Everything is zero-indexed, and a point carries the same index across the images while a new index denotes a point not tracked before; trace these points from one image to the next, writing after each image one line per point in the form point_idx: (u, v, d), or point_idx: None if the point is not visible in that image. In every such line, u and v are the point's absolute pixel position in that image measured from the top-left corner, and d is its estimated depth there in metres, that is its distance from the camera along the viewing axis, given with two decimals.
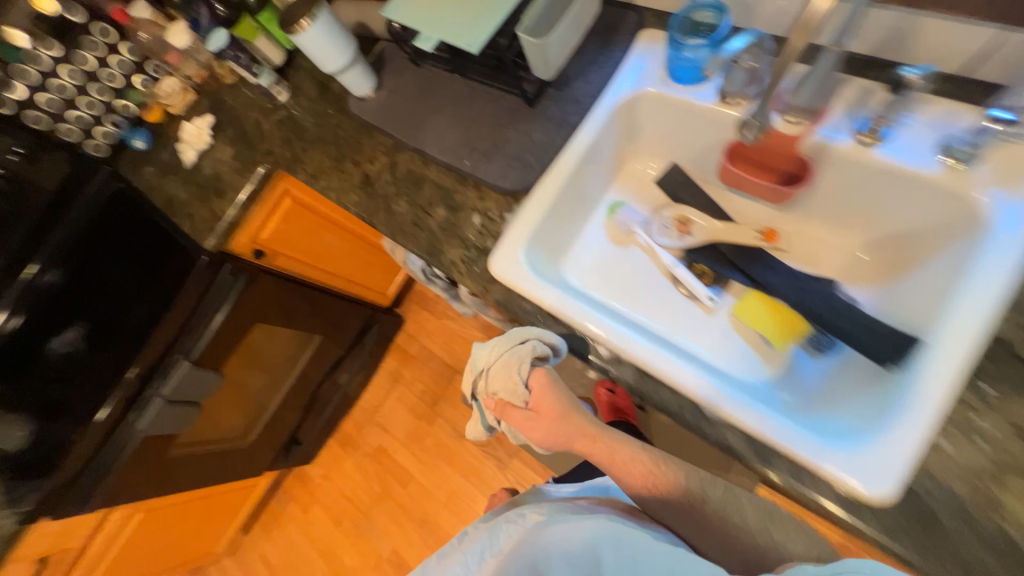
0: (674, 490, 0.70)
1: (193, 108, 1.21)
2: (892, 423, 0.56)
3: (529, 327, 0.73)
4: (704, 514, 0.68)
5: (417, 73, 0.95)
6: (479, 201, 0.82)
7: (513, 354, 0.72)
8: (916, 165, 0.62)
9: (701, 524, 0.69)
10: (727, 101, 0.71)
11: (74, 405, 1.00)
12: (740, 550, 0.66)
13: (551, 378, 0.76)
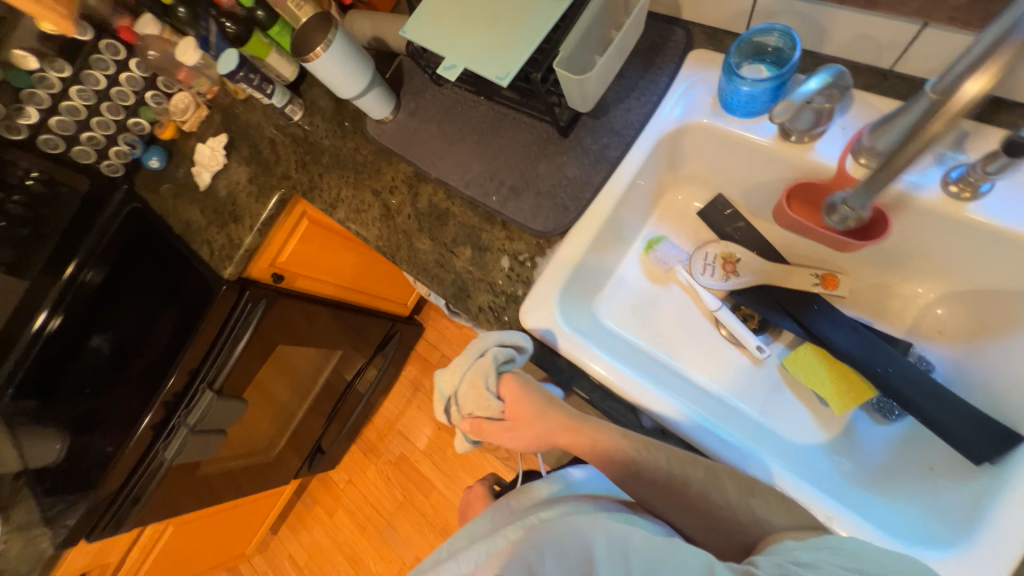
0: (658, 469, 0.57)
1: (207, 125, 1.16)
2: (980, 536, 0.52)
3: (490, 331, 0.66)
4: (688, 492, 0.56)
5: (439, 94, 0.88)
6: (508, 242, 0.76)
7: (481, 366, 0.65)
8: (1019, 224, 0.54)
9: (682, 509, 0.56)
10: (788, 139, 0.63)
11: (107, 418, 1.07)
12: (721, 525, 0.55)
13: (522, 377, 0.67)
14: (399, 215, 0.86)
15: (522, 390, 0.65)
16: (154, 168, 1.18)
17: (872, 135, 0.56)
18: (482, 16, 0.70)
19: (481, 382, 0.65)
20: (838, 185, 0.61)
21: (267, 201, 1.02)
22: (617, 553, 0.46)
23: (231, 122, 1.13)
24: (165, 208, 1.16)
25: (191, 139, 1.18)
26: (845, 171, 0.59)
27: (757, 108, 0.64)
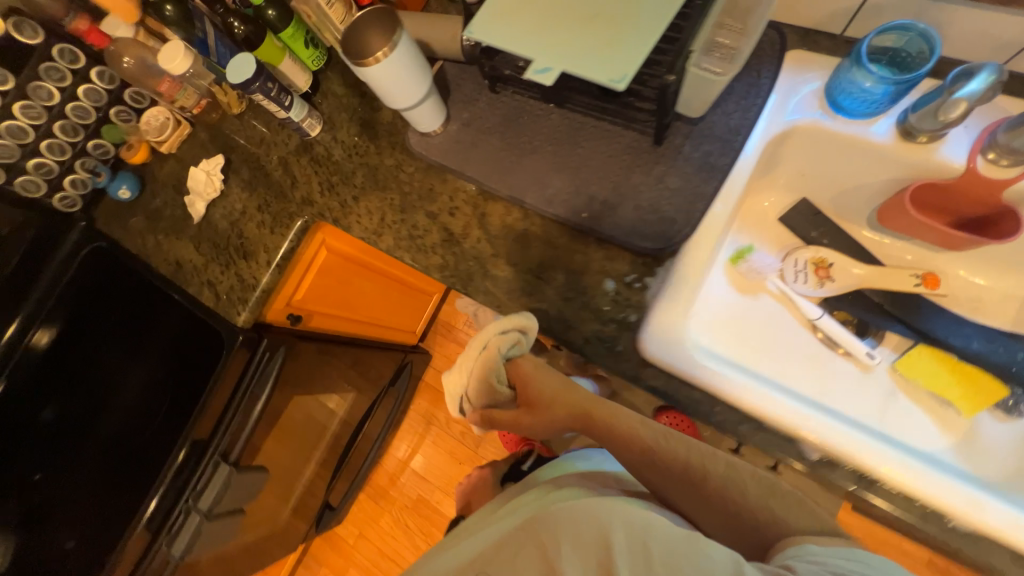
0: (674, 454, 0.59)
1: (191, 145, 0.98)
2: None
3: (493, 321, 0.69)
4: (703, 481, 0.58)
5: (497, 102, 0.79)
6: (608, 263, 0.68)
7: (489, 359, 0.68)
8: None
9: (700, 500, 0.58)
10: (908, 138, 0.61)
11: (111, 496, 0.94)
12: (737, 520, 0.57)
13: (530, 366, 0.71)
14: (465, 240, 0.75)
15: (532, 371, 0.70)
16: (125, 199, 0.97)
17: (1009, 132, 0.55)
18: (573, 13, 0.62)
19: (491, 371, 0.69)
20: (965, 184, 0.60)
21: (285, 230, 0.86)
22: (636, 543, 0.50)
23: (225, 141, 0.95)
24: (144, 247, 0.96)
25: (170, 162, 0.99)
26: (976, 170, 0.58)
27: (872, 110, 0.62)
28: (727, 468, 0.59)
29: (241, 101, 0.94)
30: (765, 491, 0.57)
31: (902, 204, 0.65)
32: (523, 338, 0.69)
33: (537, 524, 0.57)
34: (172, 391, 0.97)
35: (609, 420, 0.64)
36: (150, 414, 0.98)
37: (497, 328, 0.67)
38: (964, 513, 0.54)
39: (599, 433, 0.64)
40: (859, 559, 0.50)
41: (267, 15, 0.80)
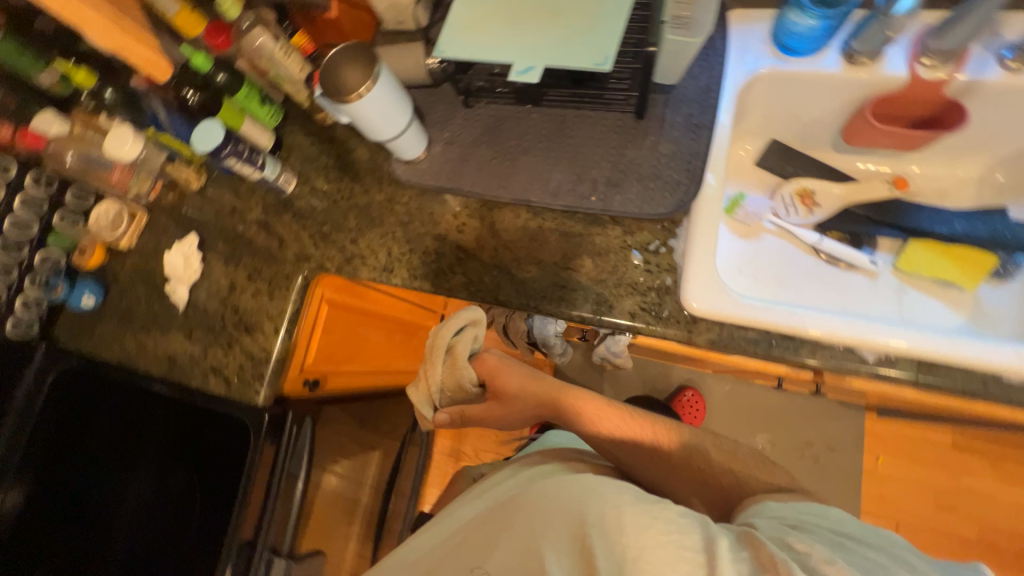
0: (641, 432, 0.70)
1: (152, 233, 0.91)
2: None
3: (439, 327, 0.79)
4: (669, 452, 0.68)
5: (474, 115, 0.80)
6: (629, 235, 0.71)
7: (448, 360, 0.80)
8: None
9: (673, 471, 0.67)
10: (854, 62, 0.69)
11: None
12: (707, 487, 0.66)
13: (495, 360, 0.82)
14: (482, 252, 0.75)
15: (498, 365, 0.81)
16: (88, 308, 0.88)
17: (936, 38, 0.63)
18: (537, 13, 0.65)
19: (457, 370, 0.80)
20: (909, 91, 0.68)
21: (286, 293, 0.82)
22: (612, 520, 0.55)
23: (191, 219, 0.89)
24: (124, 352, 0.87)
25: (132, 256, 0.91)
26: (916, 77, 0.66)
27: (818, 45, 0.69)
28: (687, 436, 0.69)
29: (201, 174, 0.89)
30: (726, 453, 0.67)
31: (866, 119, 0.72)
32: (477, 327, 0.80)
33: (519, 502, 0.66)
34: (189, 497, 0.89)
35: (580, 412, 0.74)
36: (166, 535, 0.88)
37: (448, 330, 0.78)
38: (1018, 367, 0.56)
39: (576, 421, 0.74)
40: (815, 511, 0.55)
41: (216, 81, 0.77)
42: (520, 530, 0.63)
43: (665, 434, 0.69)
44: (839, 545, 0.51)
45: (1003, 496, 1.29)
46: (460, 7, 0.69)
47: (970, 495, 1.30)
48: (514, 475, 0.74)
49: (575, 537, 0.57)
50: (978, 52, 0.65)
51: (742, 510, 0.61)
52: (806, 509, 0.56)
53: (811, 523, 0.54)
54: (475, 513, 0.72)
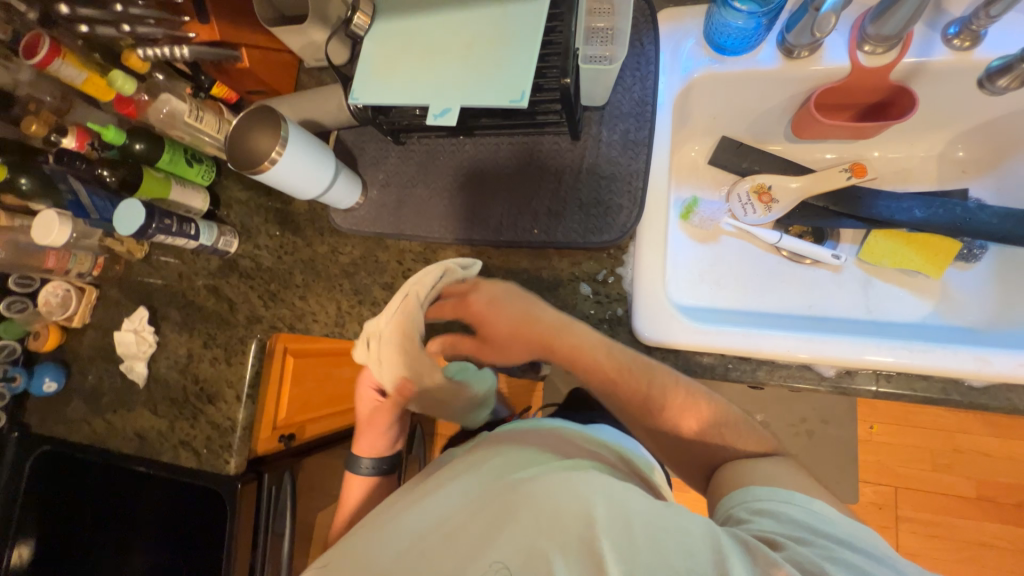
0: (647, 394, 0.59)
1: (105, 309, 0.89)
2: None
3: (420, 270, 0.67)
4: (670, 411, 0.59)
5: (407, 152, 0.76)
6: (576, 266, 0.68)
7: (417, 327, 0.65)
8: (988, 52, 0.59)
9: (660, 427, 0.60)
10: (792, 56, 0.64)
11: None
12: None
13: (484, 301, 0.66)
14: None
15: (487, 308, 0.65)
16: (52, 393, 0.87)
17: (875, 24, 0.59)
18: (449, 47, 0.61)
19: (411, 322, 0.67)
20: (853, 80, 0.64)
21: (242, 358, 0.80)
22: (619, 521, 0.44)
23: (142, 290, 0.88)
24: (93, 433, 0.86)
25: (89, 335, 0.89)
26: (859, 66, 0.62)
27: (752, 42, 0.65)
28: (693, 398, 0.59)
29: (142, 244, 0.87)
30: (717, 409, 0.59)
31: (812, 113, 0.68)
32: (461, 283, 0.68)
33: (507, 496, 0.49)
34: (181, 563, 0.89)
35: (586, 366, 0.60)
36: None
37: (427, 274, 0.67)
38: (978, 373, 0.54)
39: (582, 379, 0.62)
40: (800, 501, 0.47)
41: (133, 150, 0.73)
42: (508, 528, 0.45)
43: (673, 395, 0.58)
44: (845, 553, 0.42)
45: (999, 451, 1.29)
46: (370, 49, 0.65)
47: (967, 454, 1.30)
48: (491, 464, 0.56)
49: (583, 545, 0.43)
50: (922, 33, 0.60)
51: (730, 500, 0.52)
52: (801, 497, 0.47)
53: (815, 519, 0.45)
54: (435, 508, 0.52)
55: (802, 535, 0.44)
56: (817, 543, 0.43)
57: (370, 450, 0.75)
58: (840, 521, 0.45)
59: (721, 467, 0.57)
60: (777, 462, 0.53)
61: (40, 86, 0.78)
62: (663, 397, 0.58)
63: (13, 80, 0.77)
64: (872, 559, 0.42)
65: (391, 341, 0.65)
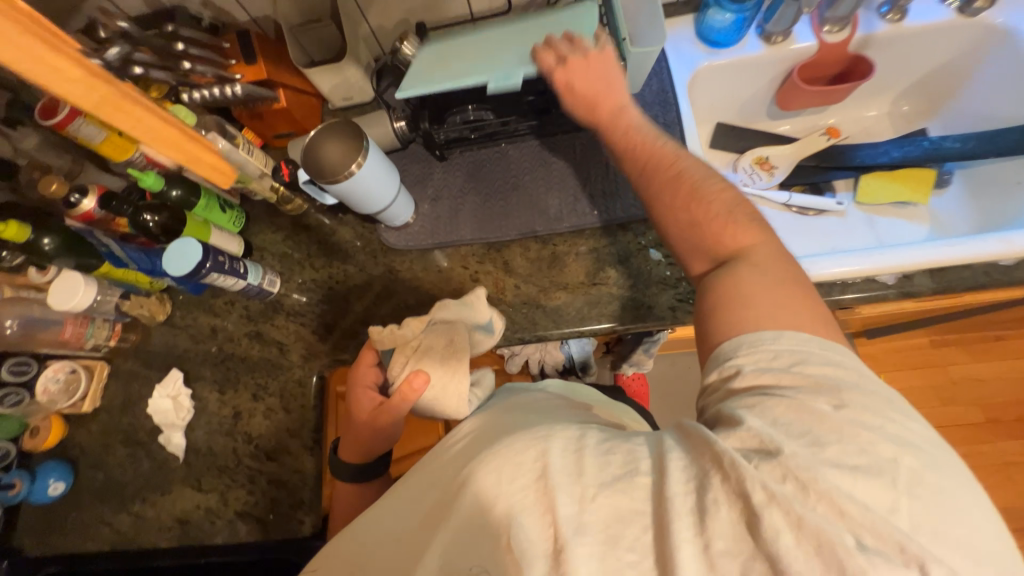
0: (661, 155, 0.55)
1: (122, 385, 0.79)
2: None
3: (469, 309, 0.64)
4: (681, 184, 0.51)
5: (453, 166, 0.80)
6: (641, 236, 0.73)
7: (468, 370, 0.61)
8: (917, 19, 0.75)
9: (636, 187, 0.55)
10: (772, 41, 0.78)
11: None
12: None
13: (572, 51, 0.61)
14: (506, 294, 0.73)
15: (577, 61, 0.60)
16: (58, 496, 0.73)
17: (831, 8, 0.74)
18: (507, 41, 0.67)
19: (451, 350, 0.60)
20: (821, 54, 0.78)
21: (302, 401, 0.74)
22: (572, 453, 0.38)
23: (166, 354, 0.79)
24: (115, 535, 0.72)
25: (100, 420, 0.77)
26: (825, 43, 0.77)
27: (737, 36, 0.78)
28: (715, 195, 0.49)
29: (164, 303, 0.79)
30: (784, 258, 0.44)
31: (796, 85, 0.81)
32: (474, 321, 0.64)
33: (471, 472, 0.42)
34: None
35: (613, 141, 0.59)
36: None
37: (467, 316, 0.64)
38: (1005, 253, 0.64)
39: (606, 131, 0.60)
40: (827, 361, 0.36)
41: (170, 197, 0.69)
42: (463, 506, 0.41)
43: (689, 177, 0.51)
44: (811, 403, 0.34)
45: (987, 375, 1.41)
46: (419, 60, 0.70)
47: (963, 383, 1.42)
48: (473, 433, 0.52)
49: (536, 489, 0.37)
50: (864, 14, 0.76)
51: (708, 361, 0.42)
52: (767, 332, 0.38)
53: (773, 372, 0.37)
54: (416, 496, 0.49)
55: (764, 394, 0.36)
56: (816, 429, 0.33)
57: (357, 454, 0.63)
58: (820, 358, 0.36)
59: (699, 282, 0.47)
60: (747, 271, 0.43)
61: (50, 153, 0.74)
62: (675, 162, 0.53)
63: (16, 149, 0.72)
64: (846, 396, 0.34)
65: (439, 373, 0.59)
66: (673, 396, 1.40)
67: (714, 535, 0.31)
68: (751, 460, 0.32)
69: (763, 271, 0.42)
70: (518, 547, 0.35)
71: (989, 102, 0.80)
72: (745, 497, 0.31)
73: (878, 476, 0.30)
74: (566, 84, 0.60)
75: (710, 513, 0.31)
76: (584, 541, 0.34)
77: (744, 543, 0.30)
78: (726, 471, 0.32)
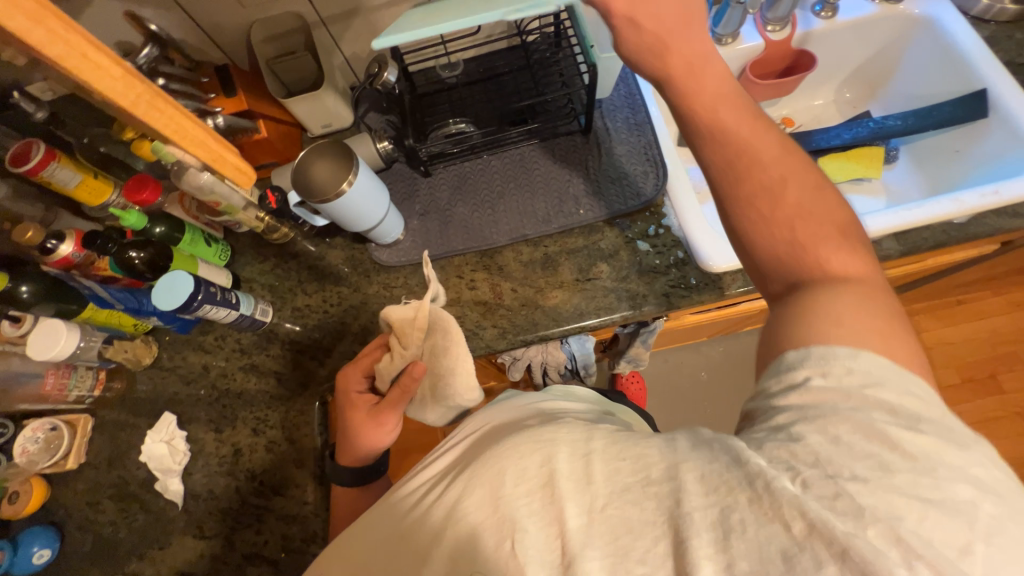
0: (749, 142, 0.44)
1: (109, 436, 0.74)
2: None
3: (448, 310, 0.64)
4: (780, 193, 0.42)
5: (437, 181, 0.81)
6: (628, 230, 0.75)
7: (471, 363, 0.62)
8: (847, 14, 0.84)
9: (717, 178, 0.45)
10: (723, 43, 0.85)
11: None
12: None
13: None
14: (503, 298, 0.74)
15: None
16: (42, 566, 0.67)
17: (771, 10, 0.82)
18: None
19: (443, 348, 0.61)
20: (768, 51, 0.86)
21: (306, 429, 0.72)
22: (578, 459, 0.38)
23: (156, 399, 0.75)
24: None
25: (86, 477, 0.73)
26: (770, 41, 0.84)
27: None
28: (819, 209, 0.42)
29: (150, 346, 0.77)
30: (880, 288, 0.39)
31: (750, 81, 0.88)
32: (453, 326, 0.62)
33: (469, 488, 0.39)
34: None
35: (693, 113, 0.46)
36: None
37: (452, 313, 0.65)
38: (956, 213, 0.69)
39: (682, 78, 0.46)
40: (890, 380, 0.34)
41: (153, 234, 0.68)
42: (456, 526, 0.38)
43: (787, 177, 0.43)
44: (880, 427, 0.32)
45: (957, 337, 1.49)
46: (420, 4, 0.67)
47: (938, 348, 1.48)
48: (474, 435, 0.49)
49: (544, 495, 0.37)
50: (800, 13, 0.84)
51: (764, 369, 0.39)
52: (844, 353, 0.35)
53: (841, 391, 0.34)
54: (400, 506, 0.44)
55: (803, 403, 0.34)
56: (842, 419, 0.32)
57: (356, 457, 0.63)
58: (896, 386, 0.34)
59: (769, 308, 0.42)
60: (841, 296, 0.38)
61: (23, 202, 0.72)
62: (774, 158, 0.43)
63: None
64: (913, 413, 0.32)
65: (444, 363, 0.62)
66: (670, 393, 1.42)
67: (737, 555, 0.30)
68: (798, 482, 0.31)
69: (858, 295, 0.38)
70: (524, 557, 0.35)
71: (919, 82, 0.88)
72: (782, 525, 0.30)
73: (918, 476, 0.30)
74: (628, 18, 0.45)
75: (736, 531, 0.31)
76: (591, 554, 0.33)
77: (773, 566, 0.29)
78: (756, 492, 0.31)
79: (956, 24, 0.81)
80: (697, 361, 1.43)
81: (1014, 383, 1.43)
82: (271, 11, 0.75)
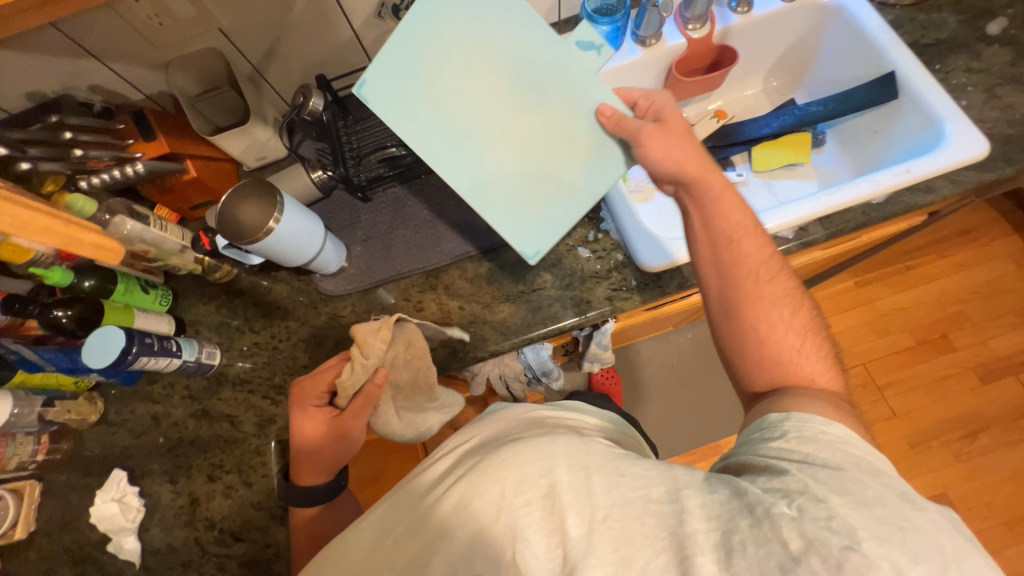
0: (757, 267, 0.57)
1: (58, 500, 0.72)
2: (950, 121, 0.76)
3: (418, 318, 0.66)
4: (775, 310, 0.56)
5: (377, 205, 0.81)
6: (568, 237, 0.76)
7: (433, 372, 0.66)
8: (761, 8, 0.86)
9: (726, 287, 0.58)
10: (648, 44, 0.86)
11: None
12: None
13: (652, 124, 0.60)
14: (451, 317, 0.74)
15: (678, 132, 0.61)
16: None
17: (689, 9, 0.84)
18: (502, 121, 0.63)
19: (408, 357, 0.64)
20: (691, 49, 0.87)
21: (263, 471, 0.71)
22: (580, 474, 0.42)
23: (106, 456, 0.73)
24: None
25: (37, 544, 0.70)
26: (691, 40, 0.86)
27: (617, 43, 0.85)
28: (800, 329, 0.56)
29: (95, 402, 0.74)
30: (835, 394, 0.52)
31: (677, 79, 0.90)
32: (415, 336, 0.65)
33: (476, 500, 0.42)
34: None
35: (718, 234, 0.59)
36: None
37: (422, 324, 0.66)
38: (875, 192, 0.72)
39: (695, 203, 0.61)
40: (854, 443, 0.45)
41: (83, 288, 0.66)
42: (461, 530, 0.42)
43: (781, 300, 0.56)
44: (846, 472, 0.42)
45: (909, 302, 1.54)
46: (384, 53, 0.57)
47: (891, 313, 1.54)
48: (483, 434, 0.52)
49: (542, 506, 0.41)
50: (718, 10, 0.86)
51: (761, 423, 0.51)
52: (820, 420, 0.47)
53: (822, 446, 0.45)
54: (413, 496, 0.48)
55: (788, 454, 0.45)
56: (820, 470, 0.43)
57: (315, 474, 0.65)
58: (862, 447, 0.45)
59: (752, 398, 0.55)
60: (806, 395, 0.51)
61: None
62: (776, 284, 0.57)
63: None
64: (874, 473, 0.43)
65: (405, 374, 0.64)
66: (642, 384, 1.44)
67: (739, 570, 0.37)
68: (795, 507, 0.40)
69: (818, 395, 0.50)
70: (525, 563, 0.39)
71: (837, 67, 0.91)
72: (779, 544, 0.37)
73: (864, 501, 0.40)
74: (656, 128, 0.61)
75: (738, 550, 0.38)
76: (592, 563, 0.38)
77: None
78: (755, 517, 0.39)
79: (862, 9, 0.85)
80: (667, 349, 1.45)
81: (963, 341, 1.50)
82: (189, 50, 0.74)
